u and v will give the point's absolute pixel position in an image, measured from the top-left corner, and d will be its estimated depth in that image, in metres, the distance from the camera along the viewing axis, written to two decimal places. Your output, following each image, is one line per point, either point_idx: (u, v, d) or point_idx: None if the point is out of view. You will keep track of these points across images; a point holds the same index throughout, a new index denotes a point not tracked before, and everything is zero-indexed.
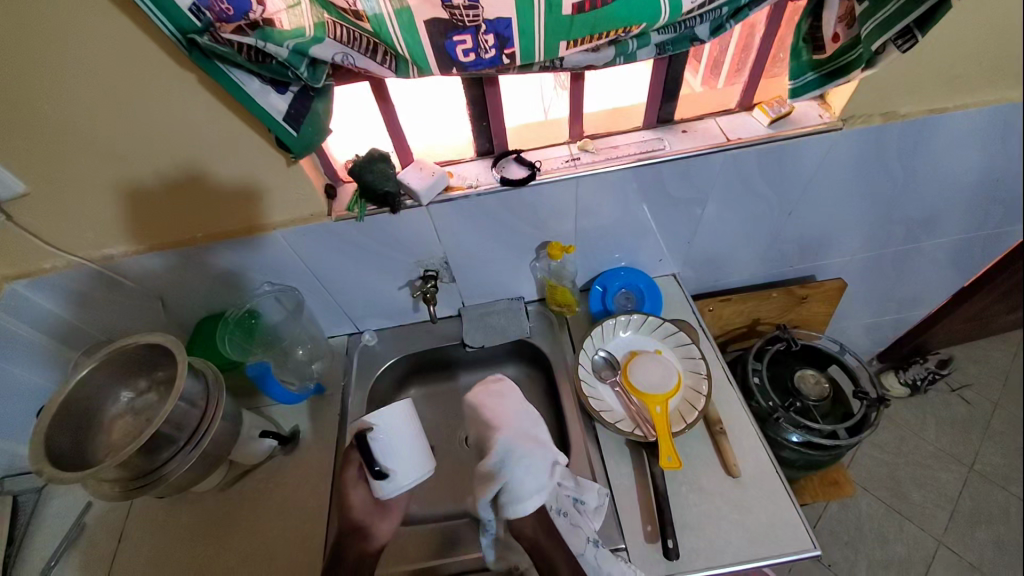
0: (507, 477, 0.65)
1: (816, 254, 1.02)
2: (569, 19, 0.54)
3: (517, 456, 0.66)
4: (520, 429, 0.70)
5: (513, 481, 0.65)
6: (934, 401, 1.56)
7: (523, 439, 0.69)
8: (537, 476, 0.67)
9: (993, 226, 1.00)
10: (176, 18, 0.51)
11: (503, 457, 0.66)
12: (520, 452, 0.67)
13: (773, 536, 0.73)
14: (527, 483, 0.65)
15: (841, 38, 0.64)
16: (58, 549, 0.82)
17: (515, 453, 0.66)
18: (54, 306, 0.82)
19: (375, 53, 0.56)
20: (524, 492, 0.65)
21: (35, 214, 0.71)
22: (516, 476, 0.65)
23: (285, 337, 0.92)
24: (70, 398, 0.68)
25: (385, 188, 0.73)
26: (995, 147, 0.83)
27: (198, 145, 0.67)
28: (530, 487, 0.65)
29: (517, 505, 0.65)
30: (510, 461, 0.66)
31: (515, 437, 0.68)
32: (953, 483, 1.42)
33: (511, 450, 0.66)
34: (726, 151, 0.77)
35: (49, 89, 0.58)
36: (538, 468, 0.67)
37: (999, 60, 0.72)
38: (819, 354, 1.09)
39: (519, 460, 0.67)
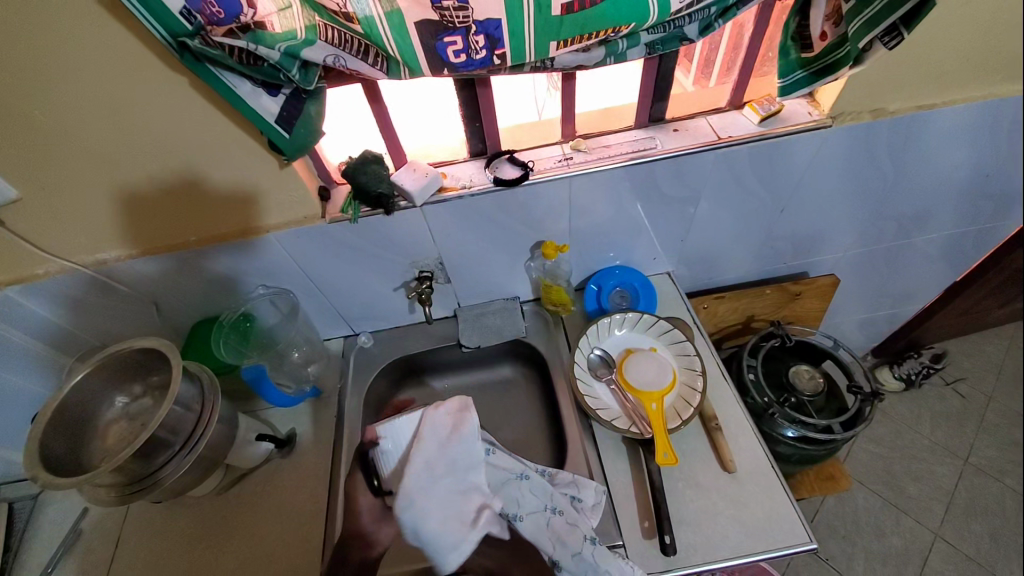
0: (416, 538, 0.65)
1: (809, 250, 1.03)
2: (558, 19, 0.54)
3: (423, 513, 0.65)
4: (430, 483, 0.68)
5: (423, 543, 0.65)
6: (929, 395, 1.57)
7: (432, 495, 0.67)
8: (452, 528, 0.66)
9: (983, 221, 1.01)
10: (168, 23, 0.51)
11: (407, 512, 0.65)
12: (427, 509, 0.66)
13: (769, 530, 0.73)
14: (441, 536, 0.65)
15: (829, 36, 0.65)
16: (54, 556, 0.82)
17: (421, 511, 0.65)
18: (48, 312, 0.82)
19: (366, 54, 0.56)
20: (441, 546, 0.64)
21: (27, 220, 0.71)
22: (426, 529, 0.65)
23: (281, 339, 0.91)
24: (65, 403, 0.68)
25: (378, 190, 0.73)
26: (984, 142, 0.84)
27: (191, 148, 0.67)
28: (446, 540, 0.65)
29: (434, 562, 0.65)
30: (415, 519, 0.65)
31: (422, 490, 0.67)
32: (948, 476, 1.43)
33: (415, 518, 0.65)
34: (718, 149, 0.78)
35: (41, 95, 0.58)
36: (456, 520, 0.66)
37: (986, 56, 0.73)
38: (813, 349, 1.10)
39: (429, 516, 0.65)
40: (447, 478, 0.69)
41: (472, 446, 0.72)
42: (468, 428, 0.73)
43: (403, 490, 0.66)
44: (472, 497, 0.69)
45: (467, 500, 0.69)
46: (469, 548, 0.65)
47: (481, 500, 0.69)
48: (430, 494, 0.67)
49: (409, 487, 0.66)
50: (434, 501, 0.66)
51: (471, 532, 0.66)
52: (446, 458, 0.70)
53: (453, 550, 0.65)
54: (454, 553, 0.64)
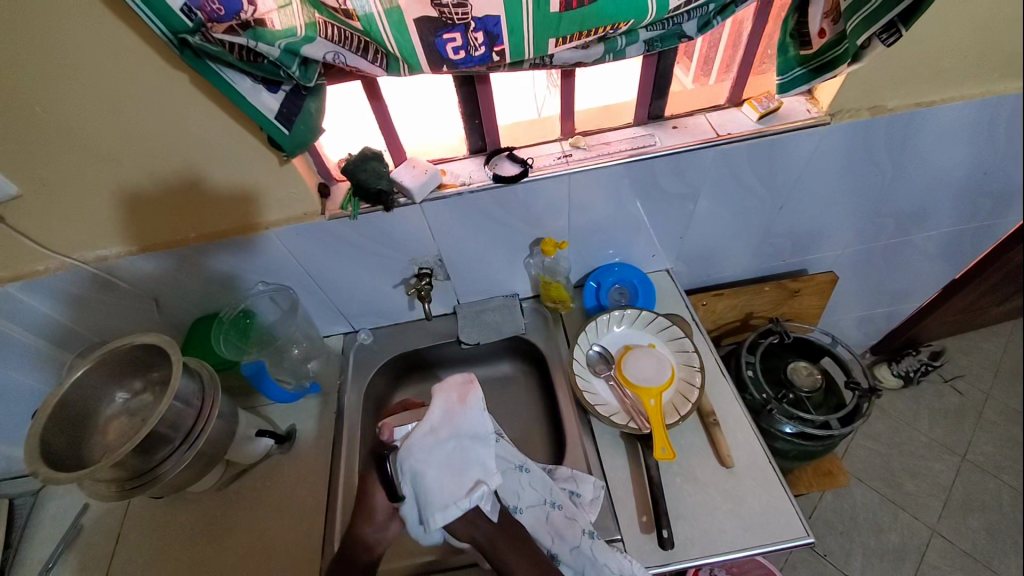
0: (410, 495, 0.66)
1: (807, 247, 1.03)
2: (557, 16, 0.54)
3: (420, 468, 0.66)
4: (432, 443, 0.68)
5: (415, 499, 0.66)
6: (927, 392, 1.58)
7: (430, 454, 0.67)
8: (443, 490, 0.64)
9: (981, 219, 1.02)
10: (168, 19, 0.51)
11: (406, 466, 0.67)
12: (424, 465, 0.66)
13: (766, 524, 0.74)
14: (432, 494, 0.64)
15: (827, 33, 0.65)
16: (56, 551, 0.82)
17: (417, 466, 0.66)
18: (48, 308, 0.82)
19: (366, 52, 0.56)
20: (430, 502, 0.64)
21: (28, 216, 0.71)
22: (420, 485, 0.65)
23: (281, 336, 0.90)
24: (66, 399, 0.68)
25: (378, 186, 0.74)
26: (982, 140, 0.84)
27: (190, 145, 0.67)
28: (434, 498, 0.64)
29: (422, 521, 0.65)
30: (413, 472, 0.66)
31: (422, 453, 0.67)
32: (945, 473, 1.43)
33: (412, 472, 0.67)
34: (717, 146, 0.78)
35: (40, 92, 0.59)
36: (448, 484, 0.65)
37: (983, 54, 0.73)
38: (811, 346, 1.10)
39: (425, 472, 0.66)
40: (447, 443, 0.68)
41: (481, 418, 0.71)
42: (477, 400, 0.72)
43: (406, 445, 0.69)
44: (470, 469, 0.67)
45: (466, 471, 0.67)
46: (455, 512, 0.63)
47: (480, 474, 0.66)
48: (428, 452, 0.67)
49: (411, 445, 0.68)
50: (431, 461, 0.66)
51: (459, 497, 0.64)
52: (451, 424, 0.70)
53: (440, 510, 0.63)
54: (438, 512, 0.63)
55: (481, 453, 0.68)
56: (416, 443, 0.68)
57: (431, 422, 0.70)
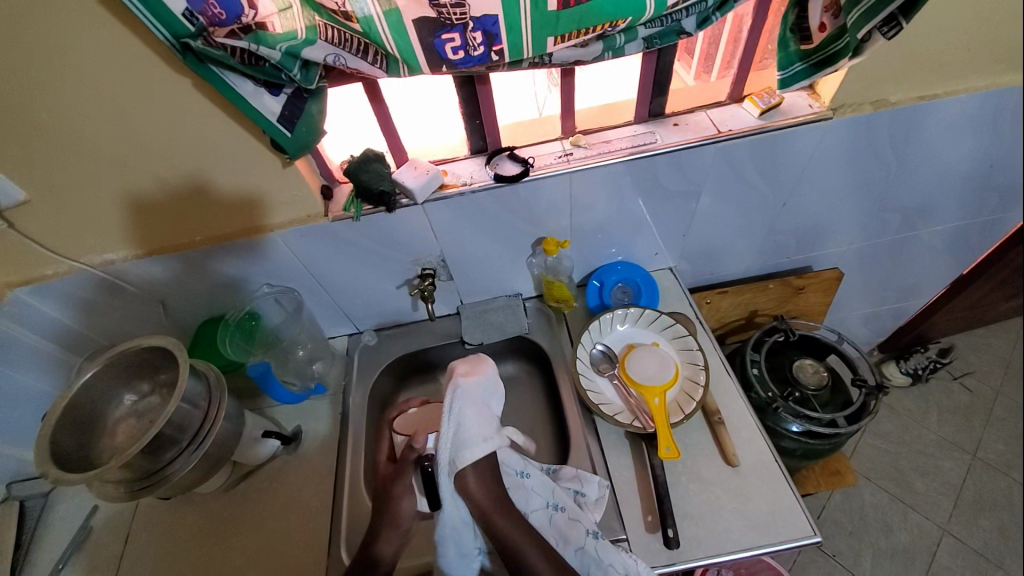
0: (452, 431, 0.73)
1: (811, 244, 1.02)
2: (555, 15, 0.55)
3: (469, 407, 0.75)
4: (478, 389, 0.78)
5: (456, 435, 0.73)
6: (936, 390, 1.56)
7: (478, 396, 0.77)
8: (484, 426, 0.74)
9: (989, 213, 1.00)
10: (172, 25, 0.52)
11: (455, 406, 0.75)
12: (472, 405, 0.75)
13: (773, 523, 0.73)
14: (476, 429, 0.73)
15: (827, 27, 0.65)
16: (65, 553, 0.83)
17: (468, 406, 0.75)
18: (57, 312, 0.83)
19: (366, 53, 0.57)
20: (473, 437, 0.72)
21: (37, 221, 0.72)
22: (466, 421, 0.74)
23: (285, 338, 0.92)
24: (75, 401, 0.69)
25: (380, 187, 0.74)
26: (988, 133, 0.83)
27: (196, 149, 0.68)
28: (478, 433, 0.73)
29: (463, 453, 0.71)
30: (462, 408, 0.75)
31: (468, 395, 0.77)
32: (956, 471, 1.42)
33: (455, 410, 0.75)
34: (718, 143, 0.78)
35: (47, 98, 0.60)
36: (487, 423, 0.75)
37: (987, 46, 0.72)
38: (817, 344, 1.09)
39: (471, 408, 0.75)
40: (486, 392, 0.79)
41: None
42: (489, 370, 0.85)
43: (455, 387, 0.77)
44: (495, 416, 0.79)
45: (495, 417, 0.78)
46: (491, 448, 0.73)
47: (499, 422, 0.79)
48: (475, 394, 0.77)
49: (461, 389, 0.77)
50: (478, 401, 0.76)
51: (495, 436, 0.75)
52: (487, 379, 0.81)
53: (481, 443, 0.72)
54: (481, 445, 0.72)
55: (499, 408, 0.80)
56: (468, 385, 0.77)
57: (475, 374, 0.80)
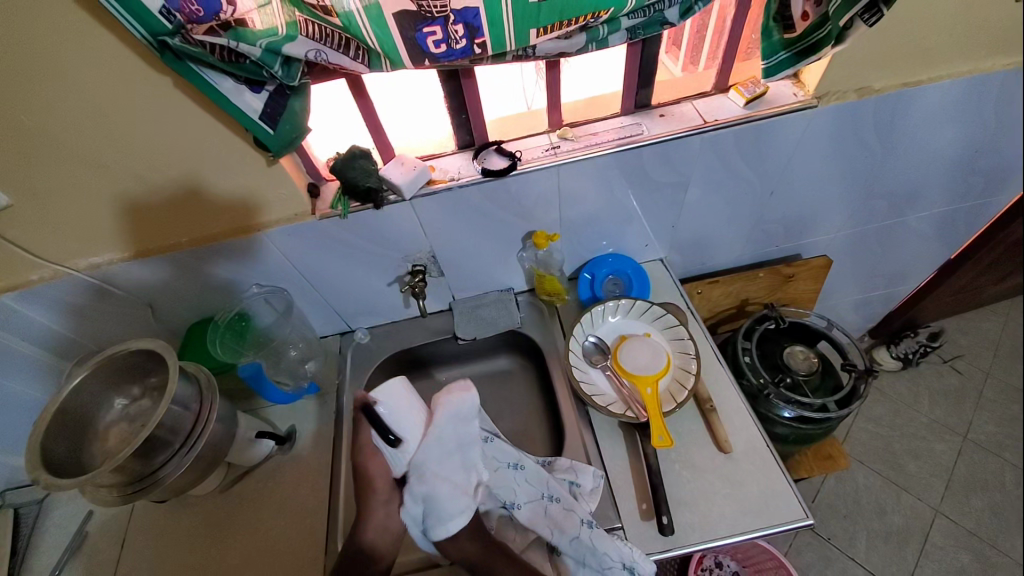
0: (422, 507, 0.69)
1: (800, 232, 1.03)
2: (537, 6, 0.54)
3: (432, 481, 0.69)
4: (439, 459, 0.70)
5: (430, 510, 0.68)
6: (926, 373, 1.58)
7: (439, 468, 0.70)
8: (452, 499, 0.68)
9: (974, 198, 1.02)
10: (147, 22, 0.51)
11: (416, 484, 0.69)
12: (433, 481, 0.69)
13: (765, 507, 0.74)
14: (442, 506, 0.68)
15: (810, 16, 0.65)
16: (61, 559, 0.83)
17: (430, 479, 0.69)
18: (44, 318, 0.82)
19: (347, 48, 0.56)
20: (440, 516, 0.68)
21: (19, 226, 0.71)
22: (430, 500, 0.68)
23: (277, 337, 0.92)
24: (64, 406, 0.69)
25: (367, 184, 0.74)
26: (971, 118, 0.84)
27: (180, 150, 0.68)
28: (447, 510, 0.68)
29: (441, 526, 0.68)
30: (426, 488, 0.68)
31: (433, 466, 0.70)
32: (946, 453, 1.44)
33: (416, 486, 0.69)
34: (704, 133, 0.78)
35: (23, 101, 0.59)
36: (456, 493, 0.69)
37: (967, 32, 0.73)
38: (808, 331, 1.10)
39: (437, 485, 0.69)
40: (453, 451, 0.71)
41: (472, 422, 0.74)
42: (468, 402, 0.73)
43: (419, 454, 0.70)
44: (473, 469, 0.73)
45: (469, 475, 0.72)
46: (464, 520, 0.68)
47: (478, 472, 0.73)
48: (438, 463, 0.70)
49: (420, 457, 0.70)
50: (442, 472, 0.70)
51: (467, 505, 0.69)
52: (451, 434, 0.72)
53: (451, 519, 0.68)
54: (450, 523, 0.68)
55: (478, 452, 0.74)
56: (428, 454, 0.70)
57: (434, 437, 0.71)
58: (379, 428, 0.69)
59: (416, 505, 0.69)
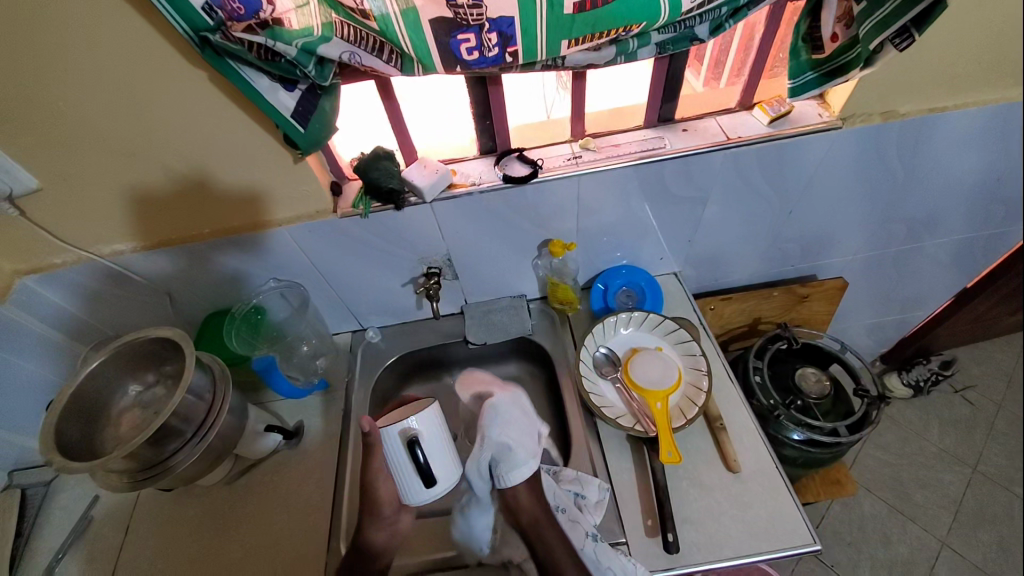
0: (495, 452, 0.75)
1: (817, 252, 1.03)
2: (570, 17, 0.55)
3: (507, 429, 0.77)
4: (509, 411, 0.79)
5: (505, 454, 0.74)
6: (937, 402, 1.56)
7: (507, 420, 0.78)
8: (523, 443, 0.76)
9: (995, 226, 1.00)
10: (190, 17, 0.52)
11: (486, 432, 0.77)
12: (506, 425, 0.77)
13: (773, 530, 0.73)
14: (513, 451, 0.74)
15: (840, 37, 0.64)
16: (65, 542, 0.83)
17: (504, 425, 0.77)
18: (63, 301, 0.84)
19: (381, 52, 0.57)
20: (512, 460, 0.73)
21: (47, 210, 0.72)
22: (503, 444, 0.75)
23: (290, 333, 0.93)
24: (80, 390, 0.70)
25: (390, 186, 0.75)
26: (996, 145, 0.83)
27: (210, 145, 0.69)
28: (521, 453, 0.74)
29: (513, 468, 0.73)
30: (497, 436, 0.76)
31: (504, 416, 0.79)
32: (956, 484, 1.41)
33: (487, 432, 0.77)
34: (727, 149, 0.78)
35: (64, 88, 0.60)
36: (526, 442, 0.76)
37: (997, 59, 0.73)
38: (820, 353, 1.10)
39: (505, 432, 0.76)
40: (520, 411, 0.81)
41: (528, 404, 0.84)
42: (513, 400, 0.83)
43: (490, 408, 0.80)
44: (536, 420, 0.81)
45: (535, 423, 0.80)
46: (534, 467, 0.74)
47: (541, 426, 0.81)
48: (510, 414, 0.79)
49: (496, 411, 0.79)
50: (513, 421, 0.78)
51: (535, 452, 0.76)
52: (515, 397, 0.82)
53: (525, 462, 0.74)
54: (523, 466, 0.73)
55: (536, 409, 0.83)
56: (499, 407, 0.79)
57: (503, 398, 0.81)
58: (416, 455, 0.69)
59: (489, 450, 0.75)
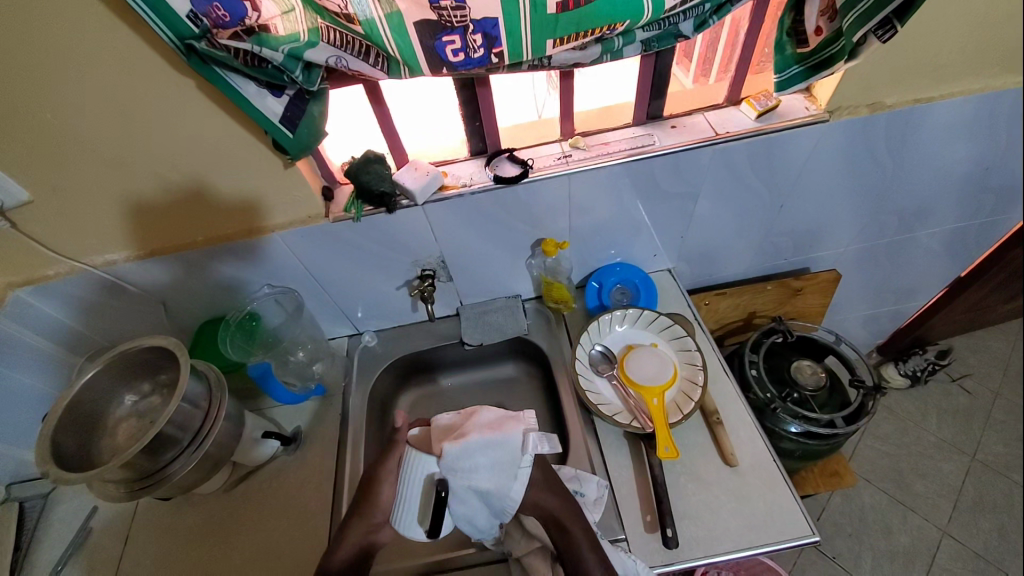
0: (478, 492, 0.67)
1: (810, 246, 1.03)
2: (554, 17, 0.55)
3: (471, 467, 0.67)
4: (468, 451, 0.67)
5: (488, 490, 0.66)
6: (935, 391, 1.56)
7: (470, 461, 0.67)
8: (497, 472, 0.67)
9: (986, 214, 1.01)
10: (175, 25, 0.52)
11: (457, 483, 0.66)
12: (471, 468, 0.67)
13: (771, 523, 0.74)
14: (492, 486, 0.66)
15: (824, 31, 0.65)
16: (64, 554, 0.83)
17: (466, 464, 0.67)
18: (57, 312, 0.84)
19: (367, 56, 0.58)
20: (495, 494, 0.66)
21: (39, 222, 0.72)
22: (480, 486, 0.66)
23: (284, 339, 0.92)
24: (75, 401, 0.69)
25: (381, 188, 0.75)
26: (983, 134, 0.84)
27: (201, 153, 0.69)
28: (502, 484, 0.66)
29: (503, 498, 0.66)
30: (470, 483, 0.66)
31: (466, 457, 0.67)
32: (955, 473, 1.42)
33: (458, 481, 0.67)
34: (715, 144, 0.79)
35: (52, 100, 0.60)
36: (500, 470, 0.67)
37: (980, 50, 0.73)
38: (815, 345, 1.10)
39: (477, 473, 0.67)
40: (480, 432, 0.69)
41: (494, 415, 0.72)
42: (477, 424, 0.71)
43: (447, 457, 0.67)
44: (508, 426, 0.70)
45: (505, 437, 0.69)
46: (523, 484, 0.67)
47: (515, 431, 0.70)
48: (471, 448, 0.67)
49: (450, 454, 0.67)
50: (476, 453, 0.67)
51: (515, 473, 0.67)
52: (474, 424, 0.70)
53: (509, 488, 0.67)
54: (511, 492, 0.66)
55: (504, 414, 0.72)
56: (457, 452, 0.67)
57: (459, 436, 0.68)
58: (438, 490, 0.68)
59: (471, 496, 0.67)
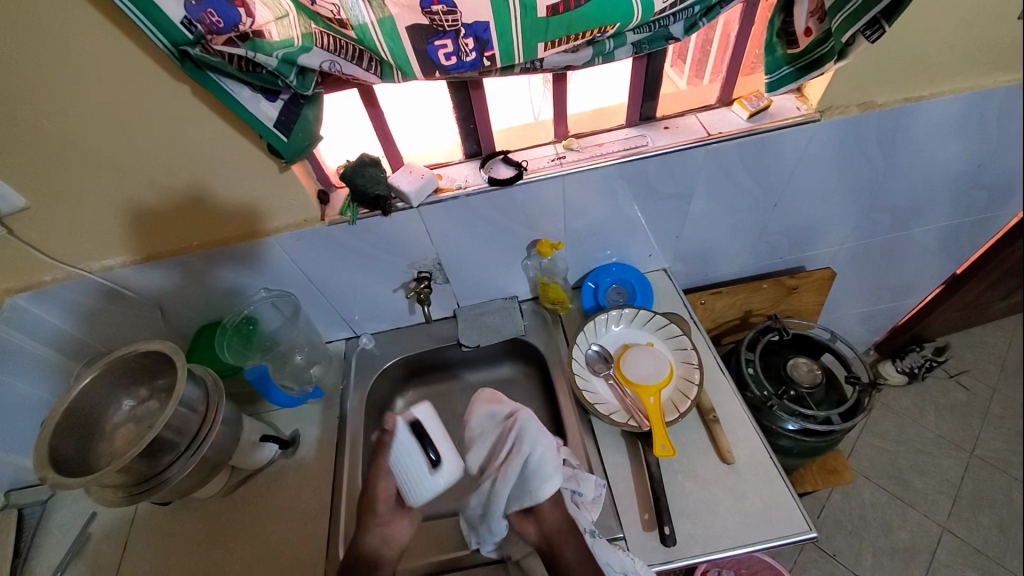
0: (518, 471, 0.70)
1: (804, 244, 1.04)
2: (545, 20, 0.56)
3: (529, 441, 0.71)
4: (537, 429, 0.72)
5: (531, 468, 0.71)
6: (932, 388, 1.57)
7: (535, 437, 0.71)
8: (550, 457, 0.72)
9: (979, 211, 1.02)
10: (168, 31, 0.53)
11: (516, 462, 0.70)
12: (536, 442, 0.71)
13: (770, 519, 0.74)
14: (542, 466, 0.71)
15: (813, 32, 0.66)
16: (64, 560, 0.83)
17: (527, 439, 0.70)
18: (55, 319, 0.84)
19: (361, 60, 0.58)
20: (539, 474, 0.70)
21: (35, 227, 0.73)
22: (531, 462, 0.70)
23: (283, 341, 0.92)
24: (73, 407, 0.70)
25: (376, 191, 0.75)
26: (974, 132, 0.84)
27: (198, 159, 0.70)
28: (550, 469, 0.71)
29: (540, 483, 0.70)
30: (527, 454, 0.71)
31: (537, 429, 0.72)
32: (953, 469, 1.42)
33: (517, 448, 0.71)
34: (708, 145, 0.79)
35: (50, 108, 0.61)
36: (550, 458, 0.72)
37: (968, 49, 0.74)
38: (811, 343, 1.11)
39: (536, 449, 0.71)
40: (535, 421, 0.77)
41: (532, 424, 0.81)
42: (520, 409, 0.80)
43: (521, 422, 0.72)
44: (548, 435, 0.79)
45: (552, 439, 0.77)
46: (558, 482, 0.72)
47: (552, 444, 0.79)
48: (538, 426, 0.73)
49: (518, 427, 0.72)
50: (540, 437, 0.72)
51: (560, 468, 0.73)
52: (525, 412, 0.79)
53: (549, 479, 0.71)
54: (544, 485, 0.70)
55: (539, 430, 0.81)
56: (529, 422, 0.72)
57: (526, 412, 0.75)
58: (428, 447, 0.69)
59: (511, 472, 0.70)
